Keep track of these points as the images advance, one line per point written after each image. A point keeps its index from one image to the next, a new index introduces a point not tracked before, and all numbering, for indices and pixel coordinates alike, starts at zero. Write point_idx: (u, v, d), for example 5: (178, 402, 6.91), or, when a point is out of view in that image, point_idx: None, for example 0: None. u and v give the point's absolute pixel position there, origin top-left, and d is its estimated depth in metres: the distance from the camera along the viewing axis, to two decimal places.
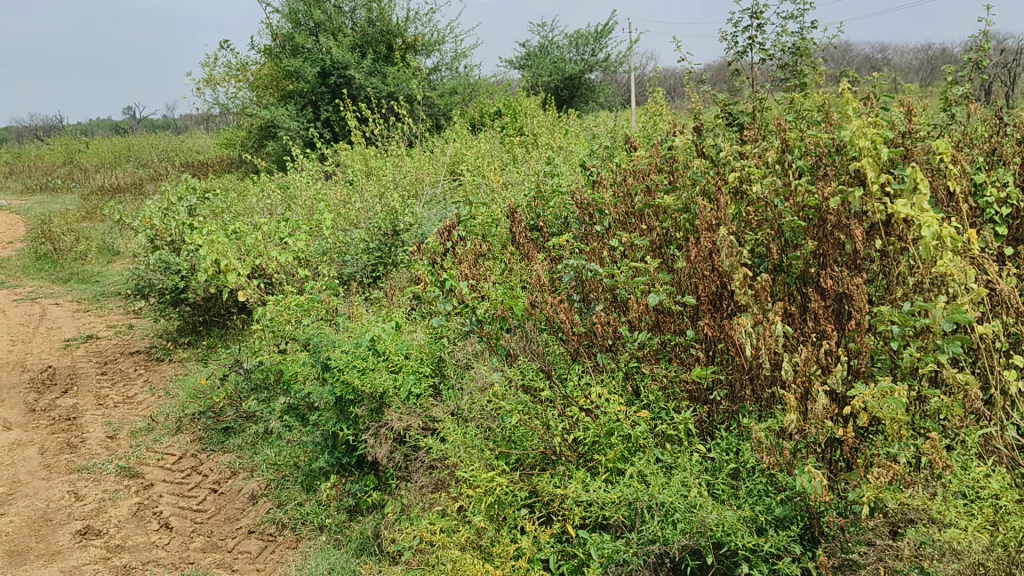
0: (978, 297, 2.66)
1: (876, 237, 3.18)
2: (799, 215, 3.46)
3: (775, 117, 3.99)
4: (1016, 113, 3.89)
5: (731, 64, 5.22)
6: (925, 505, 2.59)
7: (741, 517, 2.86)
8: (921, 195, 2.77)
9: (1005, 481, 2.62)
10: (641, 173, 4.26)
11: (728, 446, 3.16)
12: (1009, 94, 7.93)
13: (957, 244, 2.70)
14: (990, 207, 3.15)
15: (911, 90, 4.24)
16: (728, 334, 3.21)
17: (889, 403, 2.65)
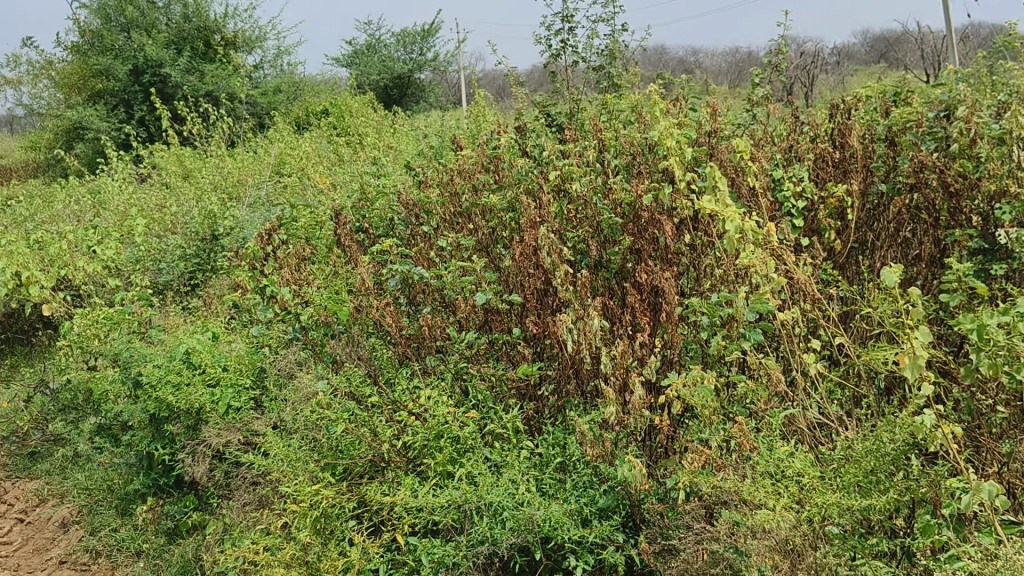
0: (778, 286, 2.81)
1: (686, 232, 3.31)
2: (616, 212, 3.55)
3: (591, 117, 4.08)
4: (808, 113, 4.16)
5: (548, 66, 5.32)
6: (736, 486, 2.71)
7: (566, 511, 2.90)
8: (723, 191, 2.89)
9: (807, 459, 2.78)
10: (466, 173, 4.24)
11: (554, 441, 3.21)
12: (804, 95, 8.48)
13: (757, 237, 2.84)
14: (788, 201, 3.34)
15: (716, 91, 4.45)
16: (551, 330, 3.24)
17: (700, 391, 2.76)
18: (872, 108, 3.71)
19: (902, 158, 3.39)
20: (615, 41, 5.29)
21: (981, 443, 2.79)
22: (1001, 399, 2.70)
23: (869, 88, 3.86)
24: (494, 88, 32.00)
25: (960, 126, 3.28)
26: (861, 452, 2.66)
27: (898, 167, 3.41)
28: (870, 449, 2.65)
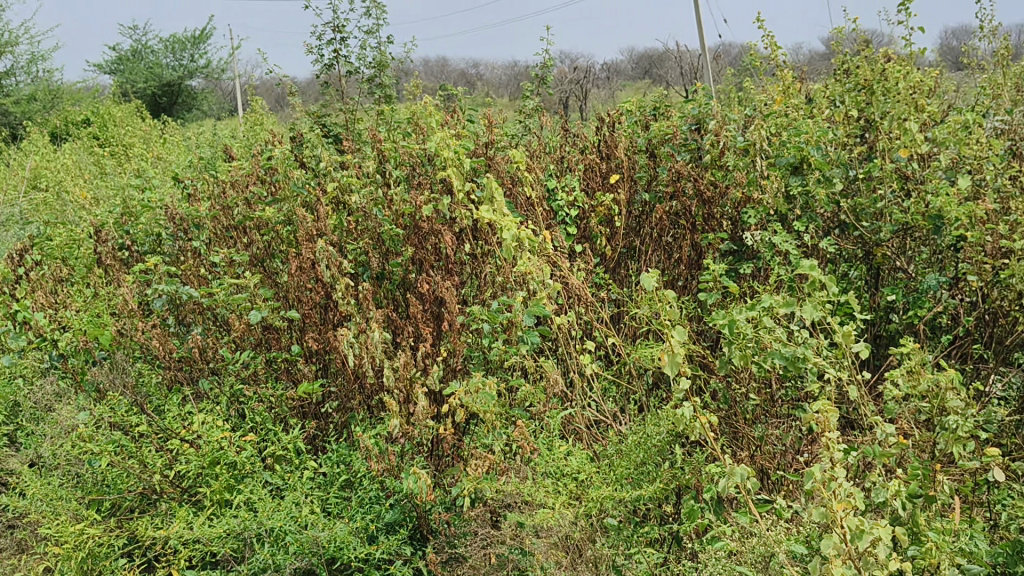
0: (554, 292, 2.87)
1: (465, 241, 3.33)
2: (397, 223, 3.51)
3: (368, 127, 4.03)
4: (577, 124, 4.33)
5: (319, 77, 5.24)
6: (517, 489, 2.73)
7: (352, 529, 2.85)
8: (500, 200, 2.91)
9: (583, 457, 2.87)
10: (240, 185, 4.07)
11: (337, 458, 3.15)
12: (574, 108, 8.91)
13: (533, 245, 2.89)
14: (562, 210, 3.44)
15: (491, 103, 4.54)
16: (331, 346, 3.17)
17: (482, 398, 2.79)
18: (635, 121, 3.92)
19: (662, 168, 3.61)
20: (384, 51, 5.28)
21: (738, 430, 3.01)
22: (753, 388, 2.93)
23: (631, 102, 4.08)
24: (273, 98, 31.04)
25: (711, 138, 3.54)
26: (631, 446, 2.81)
27: (659, 176, 3.62)
28: (639, 443, 2.81)
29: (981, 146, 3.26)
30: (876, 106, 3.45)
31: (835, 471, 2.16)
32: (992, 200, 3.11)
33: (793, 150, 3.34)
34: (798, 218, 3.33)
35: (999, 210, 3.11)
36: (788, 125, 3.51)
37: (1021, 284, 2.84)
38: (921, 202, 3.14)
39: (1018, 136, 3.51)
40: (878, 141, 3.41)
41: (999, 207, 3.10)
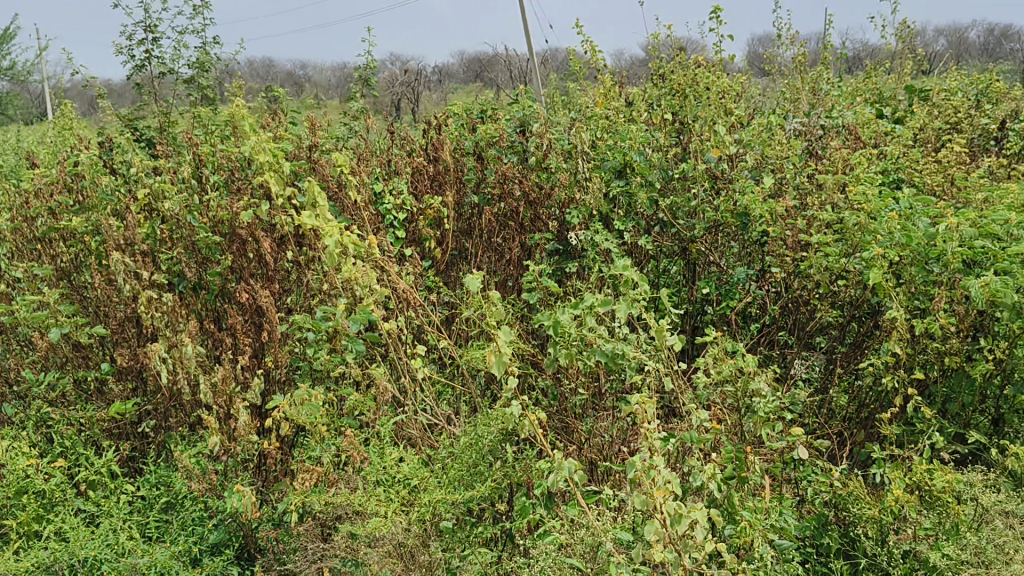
0: (381, 297, 2.81)
1: (288, 248, 3.24)
2: (215, 231, 3.37)
3: (183, 130, 3.85)
4: (403, 126, 4.31)
5: (131, 78, 5.02)
6: (347, 500, 2.64)
7: (174, 553, 2.71)
8: (322, 205, 2.78)
9: (415, 462, 2.80)
10: (43, 193, 3.81)
11: (156, 480, 3.02)
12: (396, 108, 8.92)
13: (358, 250, 2.80)
14: (389, 213, 3.39)
15: (315, 105, 4.45)
16: (144, 362, 3.04)
17: (308, 409, 2.72)
18: (461, 124, 3.94)
19: (488, 170, 3.64)
20: (201, 51, 5.12)
21: (566, 425, 3.08)
22: (580, 383, 3.00)
23: (457, 105, 4.09)
24: (86, 101, 29.20)
25: (535, 140, 3.59)
26: (462, 446, 2.76)
27: (486, 178, 3.66)
28: (471, 445, 2.75)
29: (782, 147, 3.46)
30: (688, 109, 3.60)
31: (656, 459, 2.17)
32: (792, 197, 3.31)
33: (617, 154, 3.42)
34: (619, 218, 3.43)
35: (799, 207, 3.32)
36: (608, 128, 3.61)
37: (819, 275, 3.04)
38: (730, 200, 3.30)
39: (814, 137, 3.76)
40: (691, 142, 3.55)
41: (799, 204, 3.30)
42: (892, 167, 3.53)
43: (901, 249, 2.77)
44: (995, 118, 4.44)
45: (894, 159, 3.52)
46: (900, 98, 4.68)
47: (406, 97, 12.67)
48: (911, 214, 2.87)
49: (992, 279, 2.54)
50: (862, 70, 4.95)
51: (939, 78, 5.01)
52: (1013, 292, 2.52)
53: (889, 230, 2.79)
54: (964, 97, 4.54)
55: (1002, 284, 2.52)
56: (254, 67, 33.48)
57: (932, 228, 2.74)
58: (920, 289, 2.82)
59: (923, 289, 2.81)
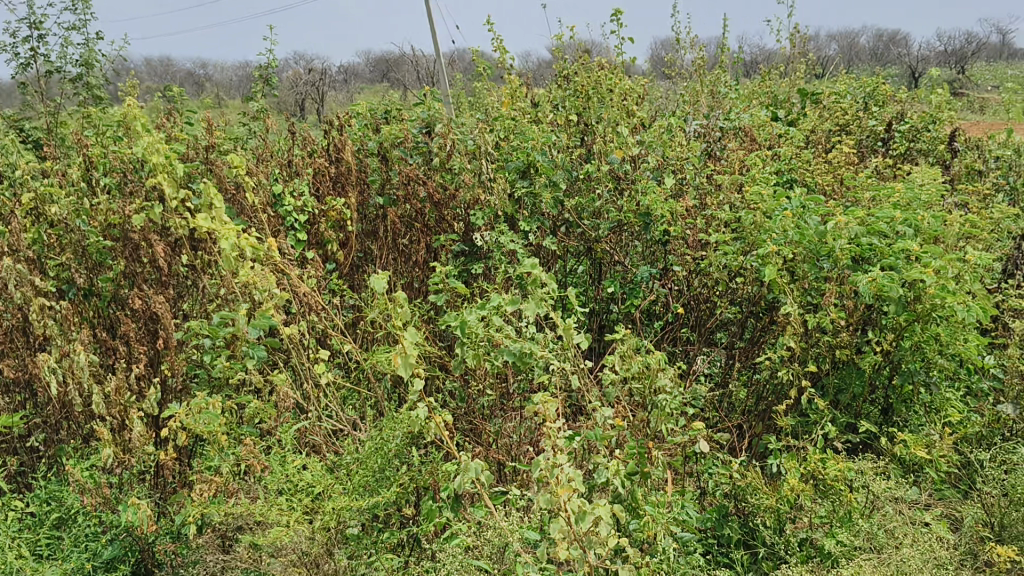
0: (281, 301, 2.73)
1: (183, 253, 3.14)
2: (106, 235, 3.24)
3: (72, 130, 3.69)
4: (304, 126, 4.23)
5: (15, 76, 4.80)
6: (247, 510, 2.57)
7: (66, 571, 2.60)
8: (218, 207, 2.69)
9: (318, 469, 2.73)
10: None
11: (47, 496, 2.90)
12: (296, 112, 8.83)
13: (257, 253, 2.72)
14: (290, 215, 3.32)
15: (212, 105, 4.33)
16: (31, 373, 2.90)
17: (205, 417, 2.64)
18: (365, 124, 3.89)
19: (392, 171, 3.60)
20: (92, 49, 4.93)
21: (473, 426, 3.06)
22: (487, 384, 2.98)
23: (359, 105, 4.03)
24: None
25: (439, 141, 3.56)
26: (368, 452, 2.70)
27: (391, 179, 3.61)
28: (376, 450, 2.70)
29: (682, 148, 3.52)
30: (591, 110, 3.64)
31: (561, 457, 2.14)
32: (692, 197, 3.37)
33: (522, 155, 3.44)
34: (524, 218, 3.43)
35: (699, 206, 3.39)
36: (512, 129, 3.62)
37: (717, 272, 3.11)
38: (633, 200, 3.33)
39: (712, 138, 3.85)
40: (594, 143, 3.58)
41: (699, 203, 3.37)
42: (786, 167, 3.64)
43: (794, 246, 2.88)
44: (881, 120, 4.64)
45: (788, 160, 3.63)
46: (793, 101, 4.83)
47: (310, 98, 12.50)
48: (803, 213, 2.96)
49: (878, 274, 2.64)
50: (758, 74, 5.11)
51: (829, 82, 5.19)
52: (898, 286, 2.62)
53: (783, 228, 2.89)
54: (852, 100, 4.73)
55: (887, 279, 2.62)
56: (155, 66, 32.51)
57: (822, 226, 2.83)
58: (812, 285, 2.92)
59: (816, 284, 2.91)
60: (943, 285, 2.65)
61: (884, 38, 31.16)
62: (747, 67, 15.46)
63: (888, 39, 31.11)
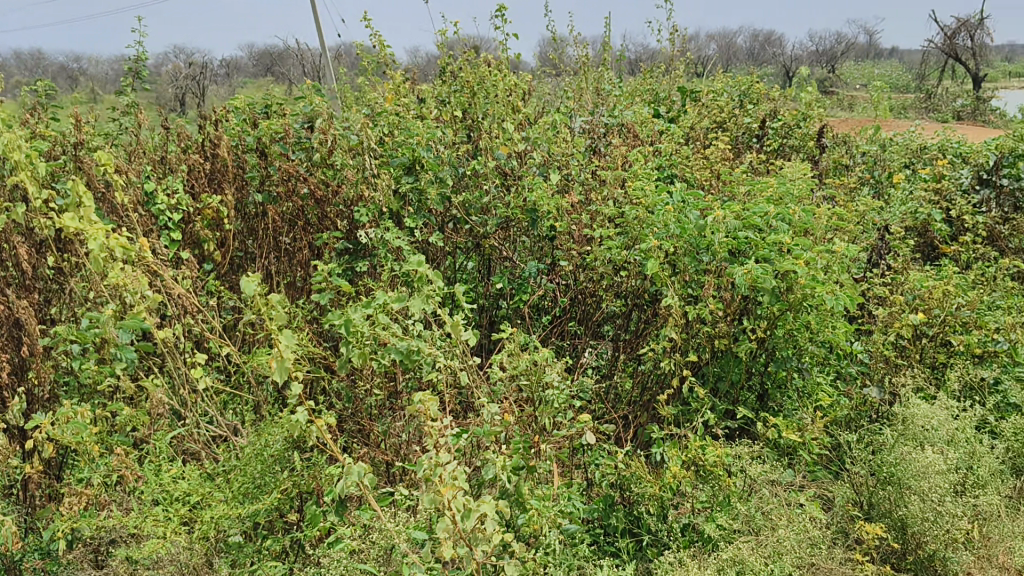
0: (154, 304, 2.62)
1: (49, 255, 2.97)
2: None
3: None
4: (180, 122, 4.08)
5: None
6: (120, 522, 2.46)
7: None
8: (87, 206, 2.55)
9: (195, 477, 2.64)
10: None
11: None
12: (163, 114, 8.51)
13: (128, 253, 2.60)
14: (165, 214, 3.19)
15: (80, 100, 4.13)
16: None
17: (73, 427, 2.51)
18: (243, 119, 3.76)
19: (272, 167, 3.50)
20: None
21: (361, 427, 3.00)
22: (373, 384, 2.88)
23: (238, 100, 3.91)
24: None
25: (318, 137, 3.44)
26: (247, 457, 2.61)
27: (271, 176, 3.51)
28: (255, 455, 2.61)
29: (567, 144, 3.54)
30: (476, 105, 3.51)
31: (443, 452, 2.08)
32: (577, 192, 3.40)
33: (406, 150, 3.36)
34: (409, 215, 3.34)
35: (583, 201, 3.43)
36: (397, 124, 3.57)
37: (602, 267, 3.15)
38: (519, 196, 3.33)
39: (596, 134, 3.89)
40: (480, 141, 3.49)
41: (584, 199, 3.40)
42: (665, 163, 3.72)
43: (675, 240, 2.95)
44: (756, 118, 4.80)
45: (668, 156, 3.70)
46: (674, 98, 4.95)
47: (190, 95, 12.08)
48: (683, 208, 3.04)
49: (753, 266, 2.73)
50: (639, 72, 5.21)
51: (708, 81, 5.34)
52: (771, 278, 2.72)
53: (664, 222, 2.95)
54: (729, 98, 4.88)
55: (762, 270, 2.71)
56: (25, 61, 30.85)
57: (702, 220, 2.95)
58: (693, 277, 2.99)
59: (696, 277, 2.98)
60: (813, 275, 2.77)
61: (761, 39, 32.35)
62: (627, 65, 15.74)
63: (766, 40, 32.29)
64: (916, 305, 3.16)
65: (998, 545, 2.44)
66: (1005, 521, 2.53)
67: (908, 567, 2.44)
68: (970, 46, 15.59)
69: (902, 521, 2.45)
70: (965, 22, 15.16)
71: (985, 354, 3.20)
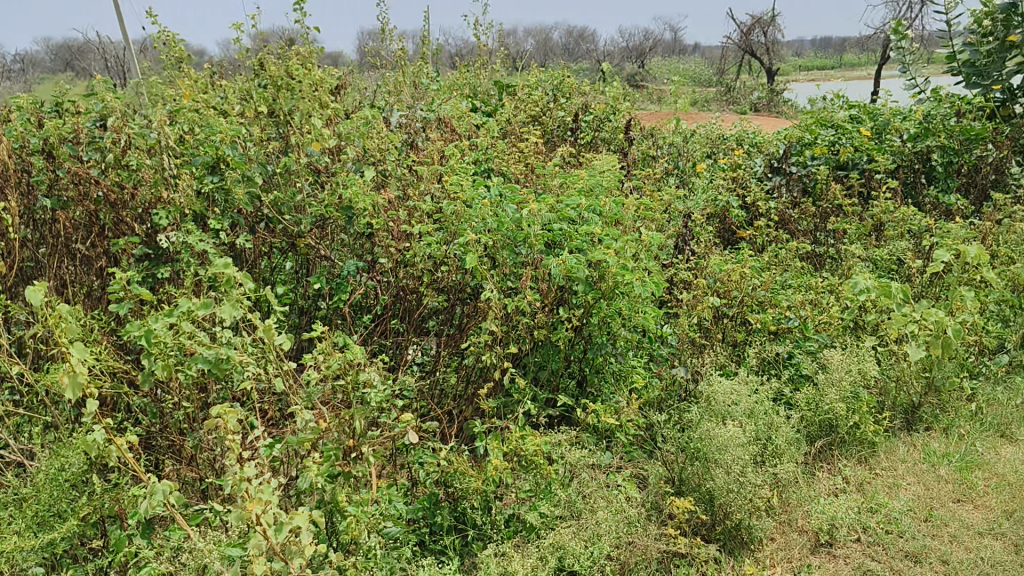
0: None
1: None
2: None
3: None
4: None
5: None
6: None
7: None
8: None
9: None
10: None
11: None
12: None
13: None
14: None
15: None
16: None
17: None
18: (26, 118, 3.46)
19: (61, 169, 3.24)
20: None
21: (172, 442, 2.85)
22: (182, 396, 2.74)
23: (20, 97, 3.60)
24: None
25: (111, 136, 3.24)
26: (40, 481, 2.41)
27: (60, 179, 3.26)
28: (49, 480, 2.43)
29: (381, 139, 3.48)
30: (283, 100, 3.38)
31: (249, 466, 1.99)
32: (394, 188, 3.36)
33: (208, 149, 3.16)
34: (215, 216, 3.16)
35: (400, 197, 3.38)
36: (199, 121, 3.39)
37: (421, 263, 3.08)
38: (334, 193, 3.24)
39: (412, 129, 3.87)
40: (290, 136, 3.36)
41: (400, 194, 3.36)
42: (481, 157, 3.74)
43: (491, 233, 2.95)
44: (569, 112, 4.99)
45: (484, 150, 3.73)
46: (491, 94, 5.07)
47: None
48: (499, 201, 3.05)
49: (567, 257, 2.78)
50: (455, 67, 5.23)
51: (522, 76, 5.43)
52: (584, 268, 2.78)
53: (481, 217, 2.94)
54: (542, 93, 4.99)
55: (575, 261, 2.76)
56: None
57: (518, 213, 2.98)
58: (511, 270, 3.01)
59: (514, 269, 3.01)
60: (623, 264, 2.86)
61: (577, 34, 33.20)
62: (443, 59, 15.76)
63: (577, 34, 33.04)
64: (717, 288, 3.34)
65: (796, 510, 2.71)
66: (801, 486, 2.79)
67: (717, 537, 2.58)
68: (765, 42, 16.61)
69: (710, 493, 2.56)
70: (758, 20, 16.17)
71: (779, 331, 3.41)
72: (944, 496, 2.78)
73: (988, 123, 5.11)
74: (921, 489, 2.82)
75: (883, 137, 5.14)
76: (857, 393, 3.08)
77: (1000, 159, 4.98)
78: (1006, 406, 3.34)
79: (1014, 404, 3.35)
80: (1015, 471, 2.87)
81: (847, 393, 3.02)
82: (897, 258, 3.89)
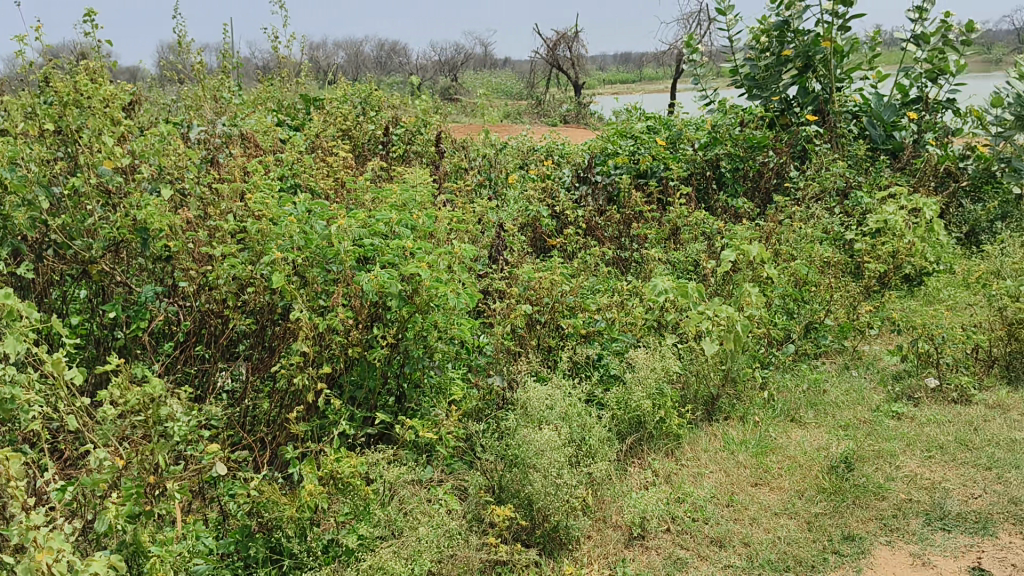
0: None
1: None
2: None
3: None
4: None
5: None
6: None
7: None
8: None
9: None
10: None
11: None
12: None
13: None
14: None
15: None
16: None
17: None
18: None
19: None
20: None
21: None
22: None
23: None
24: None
25: None
26: None
27: None
28: None
29: (178, 156, 3.38)
30: (70, 117, 3.16)
31: None
32: (195, 208, 3.23)
33: None
34: None
35: (201, 217, 3.25)
36: None
37: (226, 286, 2.96)
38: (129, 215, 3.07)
39: (213, 145, 3.79)
40: (78, 156, 3.15)
41: (202, 214, 3.23)
42: (287, 173, 3.66)
43: (299, 251, 2.89)
44: (379, 125, 4.96)
45: (288, 166, 3.66)
46: (298, 107, 5.03)
47: None
48: (306, 218, 2.99)
49: (379, 272, 2.75)
50: (259, 82, 5.10)
51: (329, 90, 5.38)
52: (397, 282, 2.76)
53: (288, 234, 2.87)
54: (349, 107, 4.95)
55: (386, 276, 2.74)
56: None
57: (327, 230, 2.93)
58: (321, 288, 2.94)
59: (325, 287, 2.93)
60: (436, 276, 2.86)
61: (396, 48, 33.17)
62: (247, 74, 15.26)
63: (396, 48, 33.00)
64: (528, 295, 3.47)
65: (610, 507, 2.80)
66: (613, 483, 2.88)
67: (537, 541, 2.62)
68: (570, 57, 17.21)
69: (528, 498, 2.60)
70: (564, 35, 16.74)
71: (588, 334, 3.54)
72: (743, 482, 2.96)
73: (768, 132, 5.52)
74: (723, 477, 2.99)
75: (677, 147, 5.46)
76: (661, 389, 3.25)
77: (780, 165, 5.35)
78: (792, 392, 3.60)
79: (800, 390, 3.62)
80: (804, 452, 3.11)
81: (652, 389, 3.19)
82: (693, 260, 4.14)
